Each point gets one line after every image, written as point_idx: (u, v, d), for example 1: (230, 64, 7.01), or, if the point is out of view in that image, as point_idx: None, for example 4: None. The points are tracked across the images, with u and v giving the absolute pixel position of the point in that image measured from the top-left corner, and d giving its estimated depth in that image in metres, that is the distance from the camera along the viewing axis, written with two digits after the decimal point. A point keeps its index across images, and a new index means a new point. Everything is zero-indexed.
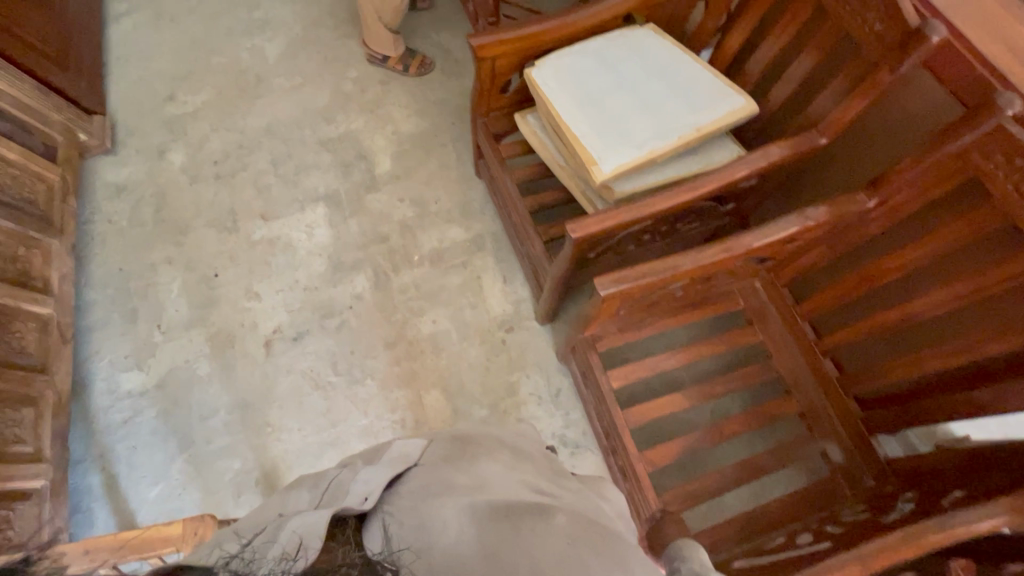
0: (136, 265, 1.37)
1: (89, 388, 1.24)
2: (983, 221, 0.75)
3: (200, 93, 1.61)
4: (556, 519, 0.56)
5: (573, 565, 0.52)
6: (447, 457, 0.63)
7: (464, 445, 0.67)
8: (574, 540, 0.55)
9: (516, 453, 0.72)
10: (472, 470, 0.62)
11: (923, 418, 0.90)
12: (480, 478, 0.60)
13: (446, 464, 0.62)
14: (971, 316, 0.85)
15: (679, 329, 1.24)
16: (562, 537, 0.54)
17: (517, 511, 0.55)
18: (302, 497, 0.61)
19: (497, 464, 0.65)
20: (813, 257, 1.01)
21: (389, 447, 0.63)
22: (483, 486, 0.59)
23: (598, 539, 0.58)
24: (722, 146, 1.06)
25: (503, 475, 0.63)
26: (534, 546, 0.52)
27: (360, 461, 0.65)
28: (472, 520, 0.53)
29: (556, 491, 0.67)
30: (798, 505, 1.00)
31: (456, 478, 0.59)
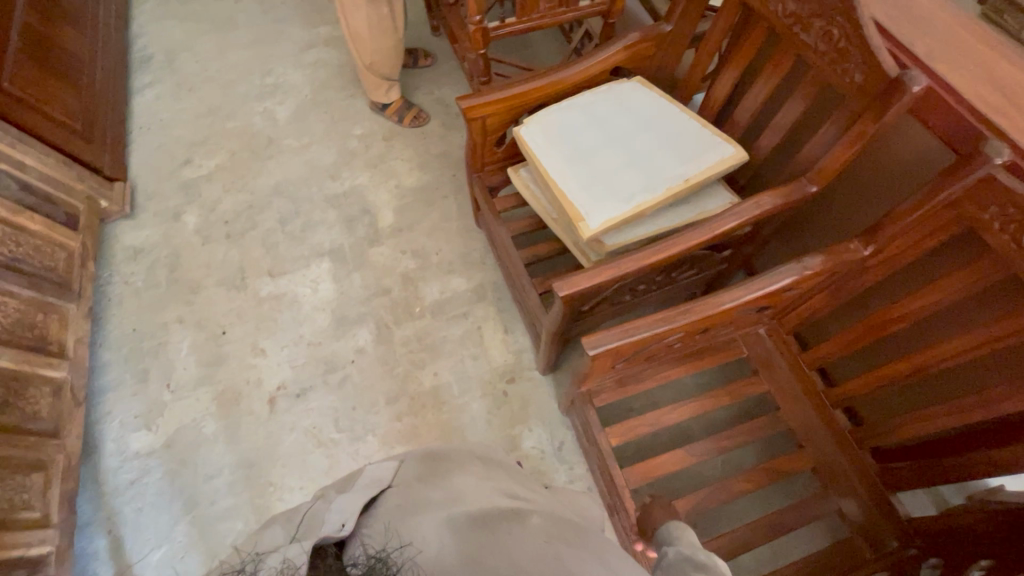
0: (149, 325, 1.42)
1: (99, 450, 1.26)
2: (985, 272, 0.72)
3: (214, 156, 1.69)
4: (529, 520, 0.60)
5: (549, 559, 0.55)
6: (420, 475, 0.66)
7: (435, 462, 0.69)
8: (550, 539, 0.58)
9: (486, 463, 0.75)
10: (447, 483, 0.64)
11: (943, 477, 0.84)
12: (456, 490, 0.63)
13: (421, 483, 0.64)
14: (985, 367, 0.81)
15: (683, 378, 1.20)
16: (537, 535, 0.58)
17: (492, 517, 0.58)
18: (275, 533, 0.58)
19: (471, 475, 0.67)
20: (813, 305, 0.98)
21: (360, 475, 0.65)
22: (458, 496, 0.61)
23: (569, 533, 0.62)
24: (714, 195, 1.05)
25: (477, 484, 0.66)
26: (511, 543, 0.55)
27: (331, 493, 0.66)
28: (452, 529, 0.55)
29: (527, 495, 0.71)
30: (814, 569, 0.94)
31: (432, 493, 0.62)
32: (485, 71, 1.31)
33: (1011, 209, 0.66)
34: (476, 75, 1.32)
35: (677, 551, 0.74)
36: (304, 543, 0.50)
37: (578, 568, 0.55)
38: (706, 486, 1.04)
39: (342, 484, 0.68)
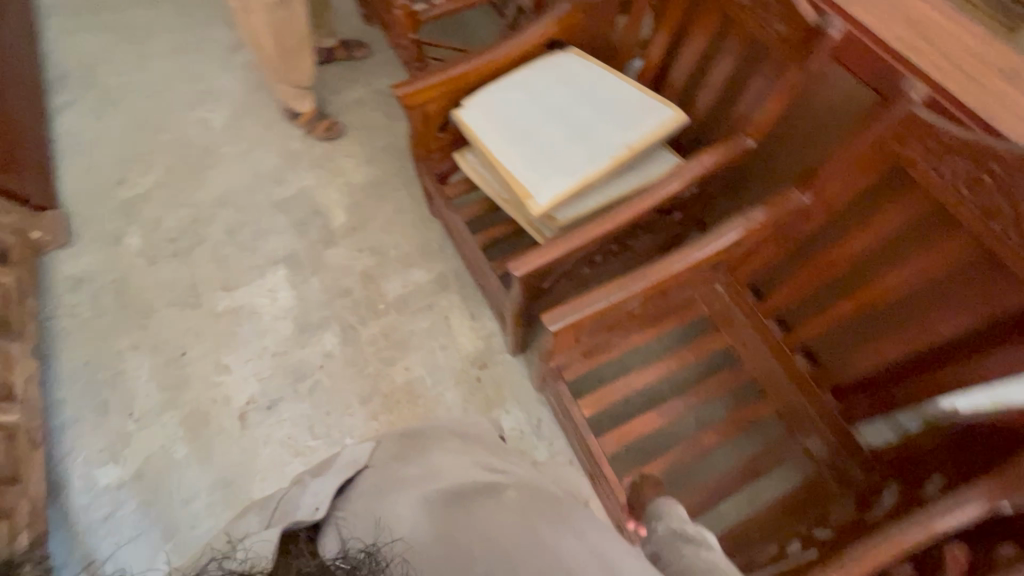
0: (103, 355, 1.36)
1: (67, 491, 1.22)
2: (915, 205, 0.75)
3: (149, 173, 1.61)
4: (505, 495, 0.60)
5: (522, 534, 0.54)
6: (396, 456, 0.66)
7: (412, 440, 0.69)
8: (524, 511, 0.58)
9: (467, 437, 0.75)
10: (423, 460, 0.64)
11: (897, 405, 0.88)
12: (432, 466, 0.63)
13: (396, 462, 0.64)
14: (925, 296, 0.84)
15: (649, 343, 1.23)
16: (510, 508, 0.57)
17: (467, 496, 0.58)
18: (250, 521, 0.57)
19: (448, 451, 0.67)
20: (765, 256, 1.00)
21: (337, 456, 0.65)
22: (434, 474, 0.61)
23: (546, 505, 0.61)
24: (659, 159, 1.06)
25: (455, 459, 0.65)
26: (483, 516, 0.55)
27: (308, 476, 0.64)
28: (426, 509, 0.56)
29: (508, 466, 0.70)
30: (789, 508, 0.98)
31: (407, 471, 0.62)
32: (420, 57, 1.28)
33: (932, 142, 0.69)
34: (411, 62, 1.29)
35: (667, 527, 0.74)
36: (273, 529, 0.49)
37: (554, 542, 0.54)
38: (680, 443, 1.07)
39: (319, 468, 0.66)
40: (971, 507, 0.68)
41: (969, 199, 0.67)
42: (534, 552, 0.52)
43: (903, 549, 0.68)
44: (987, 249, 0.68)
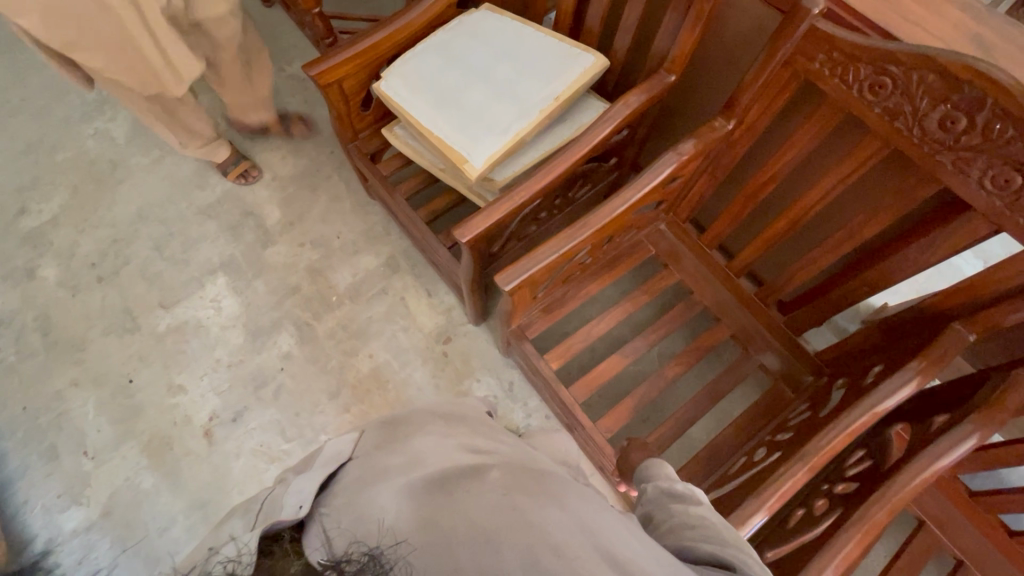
0: (41, 398, 1.27)
1: (29, 544, 1.15)
2: (829, 116, 0.79)
3: (53, 197, 1.48)
4: (489, 475, 0.58)
5: (509, 513, 0.51)
6: (379, 444, 0.67)
7: (394, 428, 0.70)
8: (508, 491, 0.55)
9: (448, 418, 0.75)
10: (405, 448, 0.64)
11: (836, 309, 0.95)
12: (415, 452, 0.63)
13: (378, 451, 0.65)
14: (849, 201, 0.89)
15: (605, 290, 1.26)
16: (495, 489, 0.55)
17: (451, 479, 0.56)
18: (234, 524, 0.57)
19: (432, 434, 0.68)
20: (699, 189, 1.04)
21: (319, 452, 0.67)
22: (418, 459, 0.61)
23: (533, 483, 0.59)
24: (587, 108, 1.06)
25: (438, 443, 0.65)
26: (469, 500, 0.53)
27: (290, 475, 0.65)
28: (409, 496, 0.54)
29: (495, 446, 0.71)
30: (752, 421, 1.04)
31: (389, 459, 0.62)
32: (331, 35, 1.22)
33: (836, 53, 0.71)
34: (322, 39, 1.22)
35: (655, 486, 0.74)
36: (252, 532, 0.48)
37: (540, 519, 0.51)
38: (646, 380, 1.12)
39: (302, 467, 0.67)
40: (903, 386, 0.75)
41: (874, 101, 0.71)
42: (521, 531, 0.49)
43: (852, 435, 0.74)
44: (894, 146, 0.73)
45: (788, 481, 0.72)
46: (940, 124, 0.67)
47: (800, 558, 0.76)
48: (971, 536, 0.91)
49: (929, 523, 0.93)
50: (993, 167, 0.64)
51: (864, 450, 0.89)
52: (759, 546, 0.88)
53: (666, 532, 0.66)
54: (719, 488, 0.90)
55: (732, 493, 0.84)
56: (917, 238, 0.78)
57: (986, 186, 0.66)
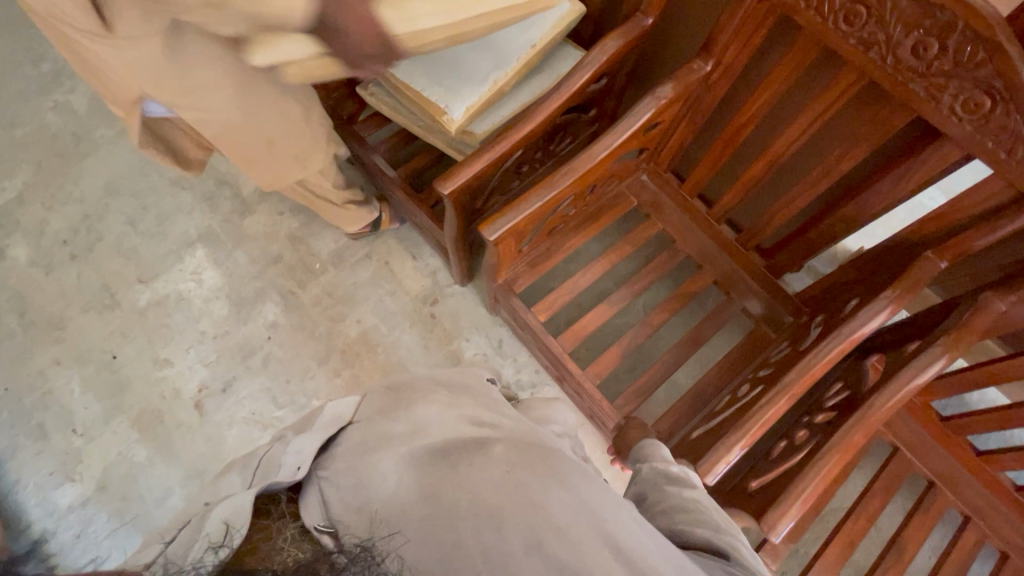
0: (24, 378, 1.25)
1: (26, 521, 1.16)
2: (805, 51, 0.79)
3: (16, 174, 1.43)
4: (494, 449, 0.54)
5: (512, 491, 0.49)
6: (381, 411, 0.64)
7: (398, 395, 0.67)
8: (512, 466, 0.52)
9: (453, 389, 0.72)
10: (409, 416, 0.62)
11: (816, 247, 0.96)
12: (418, 423, 0.61)
13: (381, 416, 0.63)
14: (825, 138, 0.91)
15: (588, 244, 1.27)
16: (499, 464, 0.52)
17: (454, 452, 0.54)
18: (231, 481, 0.58)
19: (436, 404, 0.65)
20: (679, 136, 1.04)
21: (319, 414, 0.64)
22: (422, 429, 0.59)
23: (538, 459, 0.54)
24: (564, 56, 1.05)
25: (443, 415, 0.63)
26: (472, 474, 0.50)
27: (289, 433, 0.65)
28: (412, 467, 0.53)
29: (498, 420, 0.67)
30: (735, 362, 1.07)
31: (392, 427, 0.60)
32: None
33: None
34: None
35: (651, 467, 0.76)
36: (250, 491, 0.49)
37: (544, 498, 0.49)
38: (632, 329, 1.14)
39: (302, 425, 0.67)
40: (878, 314, 0.78)
41: (849, 32, 0.71)
42: (524, 507, 0.48)
43: (830, 360, 0.77)
44: (870, 76, 0.74)
45: (770, 409, 0.75)
46: (912, 52, 0.67)
47: (781, 482, 0.79)
48: (940, 457, 0.96)
49: (902, 448, 0.98)
50: (963, 92, 0.65)
51: (841, 383, 0.93)
52: (744, 476, 0.92)
53: (658, 512, 0.68)
54: (705, 424, 0.94)
55: (717, 427, 0.87)
56: (892, 168, 0.80)
57: (958, 111, 0.67)
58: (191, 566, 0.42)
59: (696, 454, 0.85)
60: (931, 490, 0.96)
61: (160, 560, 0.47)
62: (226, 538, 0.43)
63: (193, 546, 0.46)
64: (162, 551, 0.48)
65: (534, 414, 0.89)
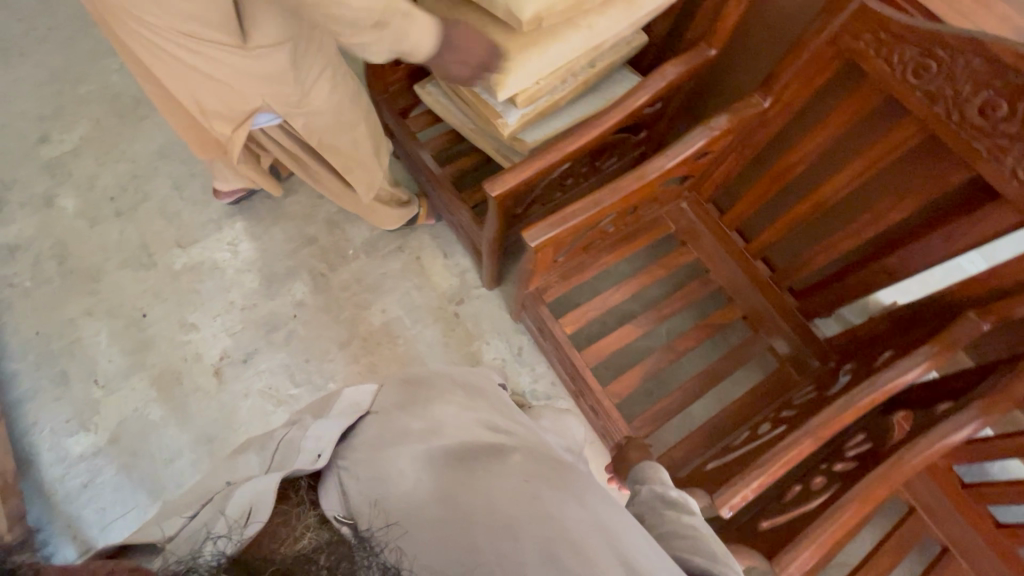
0: (54, 324, 1.28)
1: (37, 463, 1.18)
2: (867, 99, 0.80)
3: (76, 128, 1.48)
4: (512, 459, 0.54)
5: (528, 500, 0.48)
6: (400, 403, 0.60)
7: (416, 390, 0.63)
8: (529, 477, 0.51)
9: (470, 391, 0.69)
10: (427, 414, 0.59)
11: (850, 295, 0.96)
12: (435, 421, 0.58)
13: (401, 410, 0.59)
14: (874, 188, 0.91)
15: (620, 264, 1.27)
16: (517, 473, 0.51)
17: (471, 456, 0.53)
18: (249, 461, 0.55)
19: (452, 405, 0.62)
20: (725, 168, 1.05)
21: (337, 400, 0.60)
22: (438, 428, 0.56)
23: (555, 473, 0.54)
24: (622, 78, 1.06)
25: (459, 414, 0.60)
26: (489, 480, 0.49)
27: (308, 418, 0.61)
28: (429, 466, 0.51)
29: (512, 426, 0.65)
30: (756, 400, 1.06)
31: (409, 423, 0.57)
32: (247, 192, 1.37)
33: (884, 33, 0.72)
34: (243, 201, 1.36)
35: (649, 488, 0.74)
36: (274, 475, 0.46)
37: (559, 513, 0.48)
38: (655, 353, 1.14)
39: (320, 408, 0.63)
40: (914, 367, 0.76)
41: (916, 85, 0.72)
42: (539, 519, 0.46)
43: (857, 410, 0.76)
44: (931, 130, 0.74)
45: (793, 448, 0.74)
46: (979, 111, 0.67)
47: (796, 526, 0.78)
48: (957, 524, 0.94)
49: (919, 510, 0.96)
50: None
51: (864, 434, 0.91)
52: (755, 516, 0.91)
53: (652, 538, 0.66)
54: (721, 458, 0.93)
55: (733, 462, 0.87)
56: (943, 226, 0.79)
57: (1019, 175, 0.67)
58: (190, 555, 0.39)
59: (710, 487, 0.84)
60: (944, 555, 0.94)
61: (177, 538, 0.45)
62: (230, 532, 0.40)
63: (213, 526, 0.44)
64: (182, 527, 0.46)
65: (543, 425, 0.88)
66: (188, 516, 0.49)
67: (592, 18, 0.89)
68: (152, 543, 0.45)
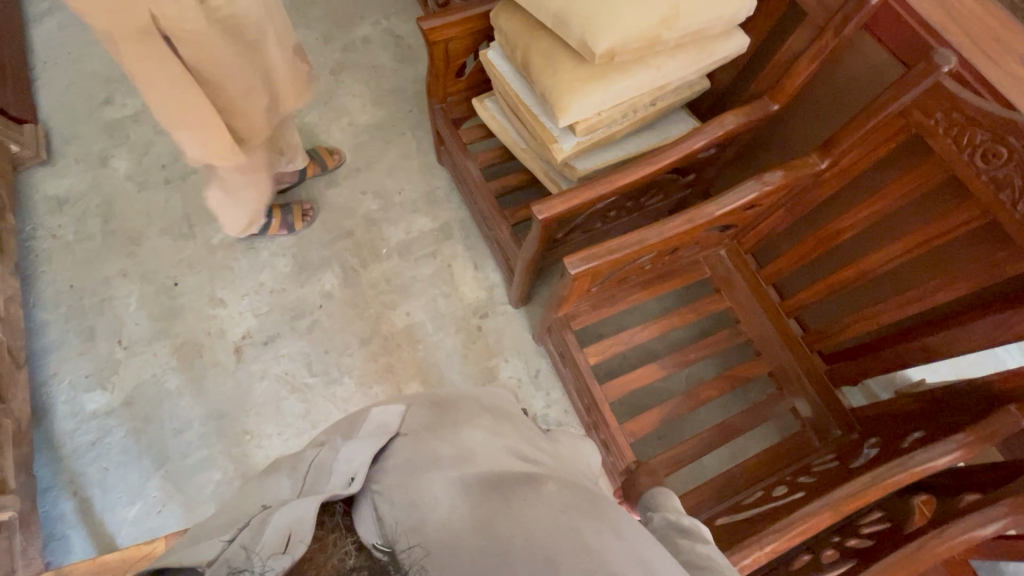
0: (89, 280, 1.31)
1: (51, 413, 1.19)
2: (930, 176, 0.79)
3: (140, 94, 1.53)
4: (545, 487, 0.53)
5: (567, 532, 0.48)
6: (429, 426, 0.60)
7: (443, 413, 0.63)
8: (565, 507, 0.51)
9: (497, 414, 0.69)
10: (455, 438, 0.58)
11: (885, 367, 0.94)
12: (466, 447, 0.57)
13: (429, 433, 0.58)
14: (923, 265, 0.90)
15: (650, 301, 1.27)
16: (552, 504, 0.51)
17: (507, 483, 0.52)
18: (282, 484, 0.56)
19: (481, 430, 0.61)
20: (771, 223, 1.05)
21: (365, 420, 0.60)
22: (468, 455, 0.56)
23: (588, 502, 0.54)
24: (679, 120, 1.07)
25: (489, 441, 0.60)
26: (526, 511, 0.49)
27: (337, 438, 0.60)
28: (464, 492, 0.50)
29: (540, 455, 0.65)
30: (772, 460, 1.04)
31: (438, 448, 0.56)
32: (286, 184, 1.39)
33: (957, 113, 0.72)
34: (297, 227, 1.37)
35: (661, 517, 0.72)
36: (313, 501, 0.46)
37: (597, 547, 0.48)
38: (675, 397, 1.12)
39: (349, 424, 0.64)
40: (948, 454, 0.73)
41: (984, 169, 0.71)
42: (579, 555, 0.46)
43: (885, 487, 0.73)
44: (994, 216, 0.73)
45: (812, 520, 0.72)
46: None
47: None
48: None
49: None
50: None
51: (881, 512, 0.88)
52: None
53: None
54: (732, 516, 0.90)
55: (745, 523, 0.84)
56: (991, 313, 0.78)
57: None
58: None
59: (722, 545, 0.82)
60: None
61: (218, 562, 0.44)
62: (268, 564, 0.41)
63: (252, 554, 0.43)
64: (222, 550, 0.45)
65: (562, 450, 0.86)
66: (227, 538, 0.47)
67: (661, 59, 0.91)
68: (196, 566, 0.44)
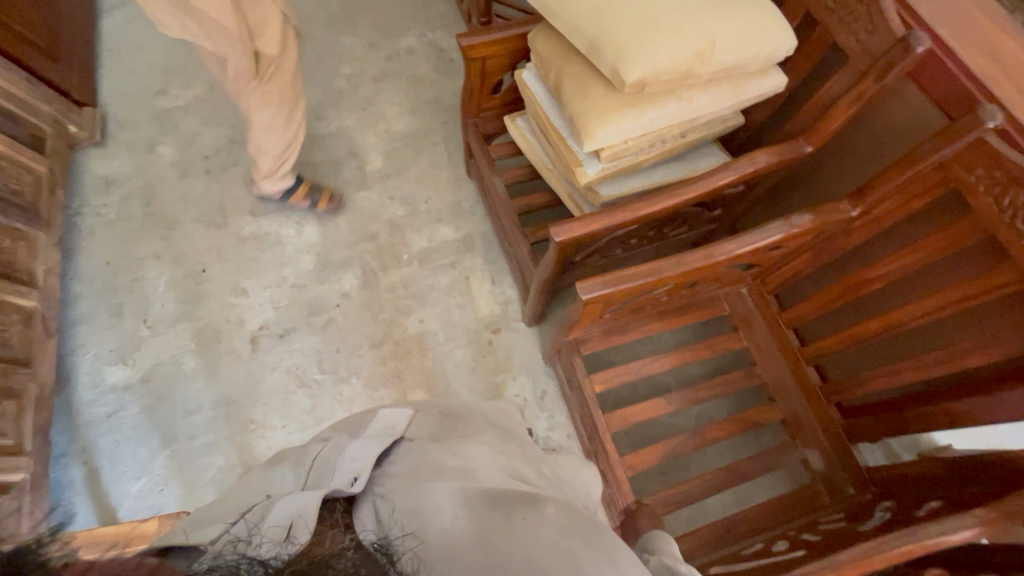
0: (124, 259, 1.37)
1: (74, 382, 1.24)
2: (967, 234, 0.75)
3: (192, 87, 1.60)
4: (547, 509, 0.52)
5: (566, 561, 0.47)
6: (436, 436, 0.59)
7: (452, 423, 0.63)
8: (565, 531, 0.50)
9: (504, 433, 0.68)
10: (461, 449, 0.57)
11: (906, 429, 0.89)
12: (470, 462, 0.56)
13: (433, 441, 0.58)
14: (955, 325, 0.86)
15: (664, 334, 1.25)
16: (553, 525, 0.50)
17: (511, 500, 0.51)
18: (285, 476, 0.57)
19: (487, 446, 0.60)
20: (797, 265, 1.02)
21: (372, 419, 0.59)
22: (472, 470, 0.55)
23: (590, 530, 0.52)
24: (709, 154, 1.06)
25: (493, 457, 0.58)
26: (525, 531, 0.48)
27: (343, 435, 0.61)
28: (467, 505, 0.50)
29: (540, 479, 0.63)
30: (778, 512, 1.00)
31: (445, 459, 0.55)
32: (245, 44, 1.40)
33: (1000, 171, 0.68)
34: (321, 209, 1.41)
35: (658, 559, 0.70)
36: (314, 497, 0.47)
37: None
38: (680, 434, 1.09)
39: (353, 423, 0.64)
40: (963, 529, 0.68)
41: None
42: None
43: (893, 556, 0.68)
44: None
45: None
46: None
47: None
48: None
49: None
50: None
51: None
52: None
53: None
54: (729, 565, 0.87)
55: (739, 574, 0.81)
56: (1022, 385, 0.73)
57: None
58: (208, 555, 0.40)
59: None
60: None
61: (221, 541, 0.44)
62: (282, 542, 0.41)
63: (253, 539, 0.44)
64: (224, 531, 0.45)
65: (563, 473, 0.84)
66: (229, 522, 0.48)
67: (694, 92, 0.90)
68: (197, 544, 0.44)
